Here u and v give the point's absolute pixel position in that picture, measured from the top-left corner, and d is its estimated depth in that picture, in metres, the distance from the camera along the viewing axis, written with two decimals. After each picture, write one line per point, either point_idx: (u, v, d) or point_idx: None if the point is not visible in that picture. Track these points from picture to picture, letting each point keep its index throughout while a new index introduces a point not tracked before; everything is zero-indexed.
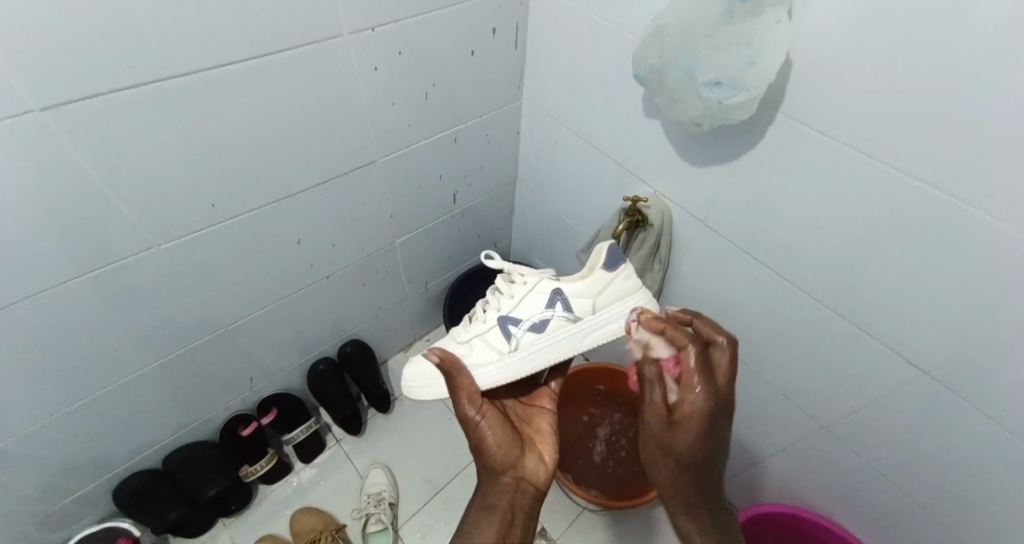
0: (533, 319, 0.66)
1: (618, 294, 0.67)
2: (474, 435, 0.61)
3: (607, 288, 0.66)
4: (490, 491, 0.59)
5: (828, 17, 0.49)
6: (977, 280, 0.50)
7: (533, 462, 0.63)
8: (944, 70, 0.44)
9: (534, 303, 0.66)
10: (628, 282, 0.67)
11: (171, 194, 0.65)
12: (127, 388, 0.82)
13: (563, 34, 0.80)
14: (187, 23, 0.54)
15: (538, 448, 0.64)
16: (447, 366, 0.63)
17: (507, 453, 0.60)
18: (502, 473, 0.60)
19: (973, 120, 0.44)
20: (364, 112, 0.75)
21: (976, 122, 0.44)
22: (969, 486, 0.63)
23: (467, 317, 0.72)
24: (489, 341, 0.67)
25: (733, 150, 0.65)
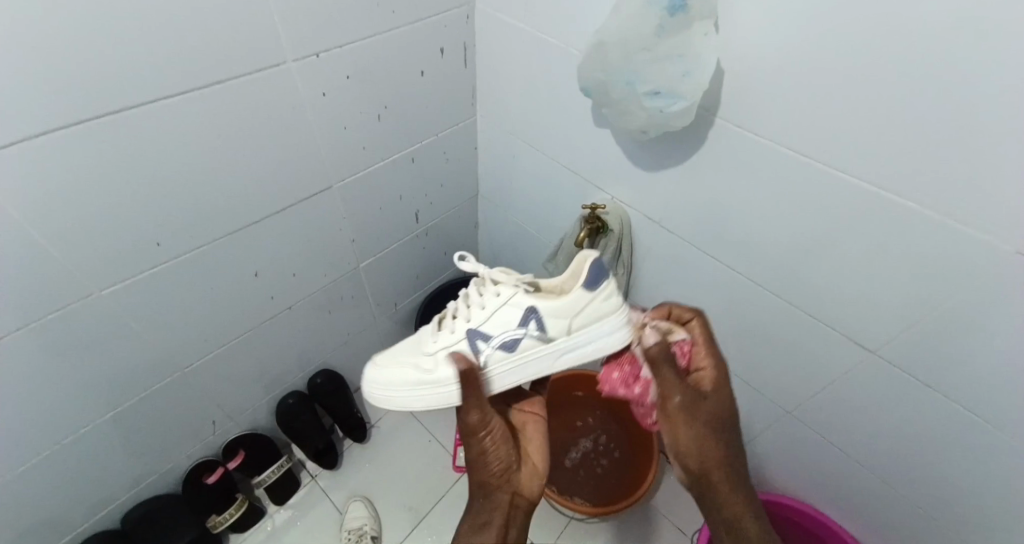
0: (504, 337, 0.62)
1: (596, 315, 0.62)
2: (476, 445, 0.58)
3: (586, 305, 0.61)
4: (484, 509, 0.57)
5: (752, 26, 0.52)
6: (915, 261, 0.53)
7: (524, 475, 0.60)
8: (864, 69, 0.47)
9: (505, 315, 0.62)
10: (607, 300, 0.61)
11: (117, 235, 0.63)
12: (81, 442, 0.78)
13: (509, 51, 0.82)
14: (124, 60, 0.53)
15: (531, 457, 0.62)
16: (468, 374, 0.58)
17: (504, 466, 0.58)
18: (496, 489, 0.58)
19: (893, 114, 0.48)
20: (316, 139, 0.75)
21: (897, 114, 0.47)
22: (930, 458, 0.66)
23: (439, 320, 0.69)
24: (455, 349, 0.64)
25: (679, 154, 0.68)
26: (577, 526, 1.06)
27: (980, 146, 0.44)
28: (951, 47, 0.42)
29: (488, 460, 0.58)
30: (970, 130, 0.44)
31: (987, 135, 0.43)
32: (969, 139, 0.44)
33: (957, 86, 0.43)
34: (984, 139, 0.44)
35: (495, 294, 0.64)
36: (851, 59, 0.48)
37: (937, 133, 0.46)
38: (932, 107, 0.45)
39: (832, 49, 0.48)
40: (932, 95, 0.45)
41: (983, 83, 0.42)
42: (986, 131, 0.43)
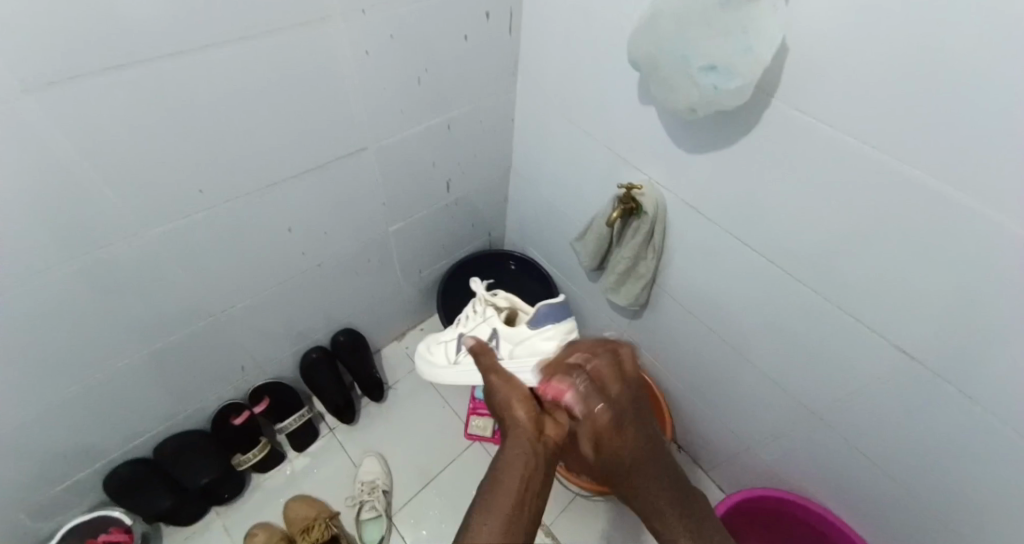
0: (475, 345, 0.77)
1: (534, 351, 0.70)
2: (499, 390, 0.59)
3: (527, 340, 0.71)
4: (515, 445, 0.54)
5: (818, 3, 0.49)
6: (963, 269, 0.51)
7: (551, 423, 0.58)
8: (944, 54, 0.44)
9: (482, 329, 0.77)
10: (544, 341, 0.69)
11: (160, 176, 0.64)
12: (117, 373, 0.81)
13: (557, 18, 0.79)
14: (175, 3, 0.52)
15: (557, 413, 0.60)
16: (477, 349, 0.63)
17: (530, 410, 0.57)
18: (522, 425, 0.56)
19: (969, 106, 0.44)
20: (356, 97, 0.74)
21: (963, 110, 0.44)
22: (953, 470, 0.64)
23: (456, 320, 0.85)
24: (456, 343, 0.80)
25: (724, 138, 0.66)
26: (582, 502, 1.08)
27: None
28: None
29: (512, 403, 0.58)
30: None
31: None
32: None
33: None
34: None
35: (486, 311, 0.79)
36: (931, 42, 0.44)
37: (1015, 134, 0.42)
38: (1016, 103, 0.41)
39: (902, 34, 0.45)
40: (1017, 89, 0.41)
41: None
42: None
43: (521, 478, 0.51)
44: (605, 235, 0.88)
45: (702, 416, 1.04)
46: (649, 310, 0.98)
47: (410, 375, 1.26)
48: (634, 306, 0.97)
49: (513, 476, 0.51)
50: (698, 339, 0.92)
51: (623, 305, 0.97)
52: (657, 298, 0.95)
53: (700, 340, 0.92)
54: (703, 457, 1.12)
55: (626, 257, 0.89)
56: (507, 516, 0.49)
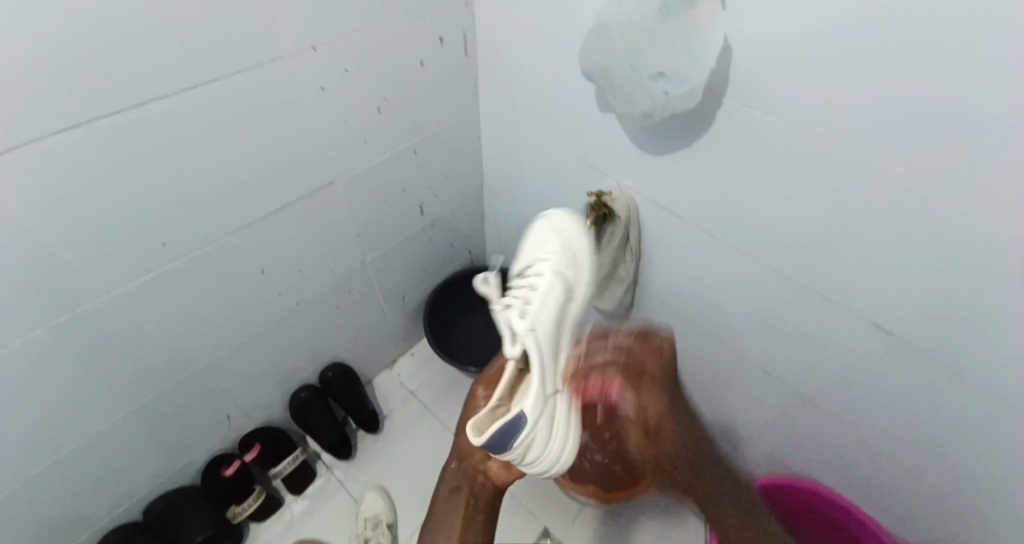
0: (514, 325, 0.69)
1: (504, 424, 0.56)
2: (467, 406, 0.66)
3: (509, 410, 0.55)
4: (450, 478, 0.64)
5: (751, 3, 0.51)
6: (925, 244, 0.52)
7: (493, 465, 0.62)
8: (885, 43, 0.45)
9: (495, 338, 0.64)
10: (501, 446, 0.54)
11: (125, 233, 0.63)
12: (99, 437, 0.78)
13: (510, 37, 0.80)
14: (122, 59, 0.52)
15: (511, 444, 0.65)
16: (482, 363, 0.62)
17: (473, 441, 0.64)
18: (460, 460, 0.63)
19: (917, 91, 0.45)
20: (318, 133, 0.74)
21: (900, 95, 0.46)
22: (946, 441, 0.65)
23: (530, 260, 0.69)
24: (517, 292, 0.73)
25: (685, 138, 0.67)
26: (588, 513, 1.07)
27: (1009, 128, 0.41)
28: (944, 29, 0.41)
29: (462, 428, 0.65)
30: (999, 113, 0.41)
31: (983, 114, 0.42)
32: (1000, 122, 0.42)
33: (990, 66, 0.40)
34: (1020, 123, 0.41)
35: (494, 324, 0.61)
36: (870, 33, 0.45)
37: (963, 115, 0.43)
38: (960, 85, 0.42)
39: (833, 30, 0.47)
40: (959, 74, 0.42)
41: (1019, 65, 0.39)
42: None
43: (462, 509, 0.60)
44: None
45: (700, 413, 1.04)
46: (635, 312, 0.99)
47: (404, 402, 1.25)
48: (618, 310, 0.97)
49: (454, 510, 0.61)
50: (685, 336, 0.92)
51: (608, 310, 0.98)
52: (640, 300, 0.96)
53: (687, 337, 0.92)
54: (705, 453, 1.12)
55: (605, 263, 0.89)
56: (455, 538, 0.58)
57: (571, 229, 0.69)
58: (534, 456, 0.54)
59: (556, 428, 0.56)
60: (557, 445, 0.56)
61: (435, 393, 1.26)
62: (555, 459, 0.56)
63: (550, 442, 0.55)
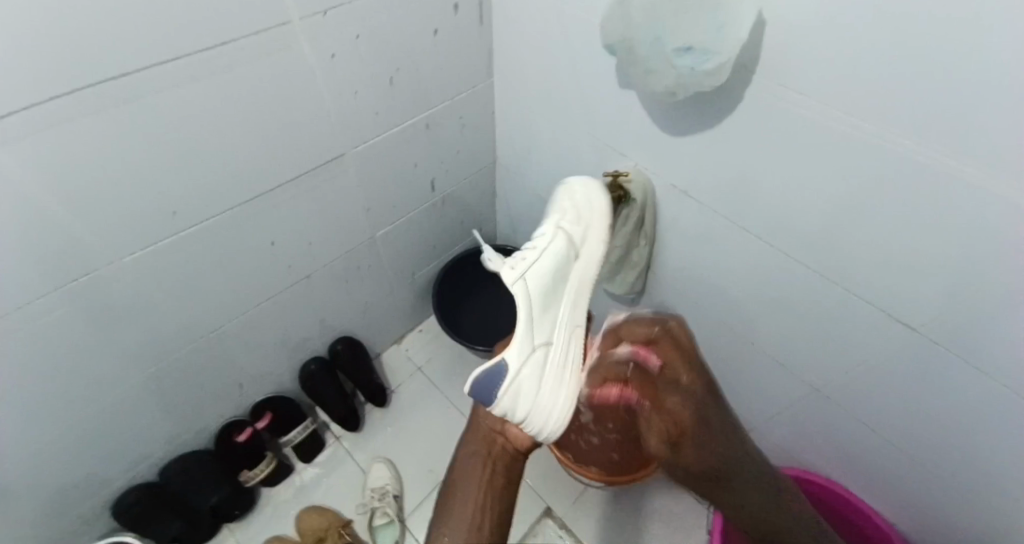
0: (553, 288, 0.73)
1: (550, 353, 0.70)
2: None
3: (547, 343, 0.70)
4: (471, 442, 0.63)
5: None
6: (959, 238, 0.49)
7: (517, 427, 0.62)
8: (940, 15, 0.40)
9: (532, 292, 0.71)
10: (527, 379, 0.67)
11: (132, 203, 0.62)
12: (110, 404, 0.79)
13: (527, 7, 0.77)
14: (124, 25, 0.50)
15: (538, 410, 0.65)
16: None
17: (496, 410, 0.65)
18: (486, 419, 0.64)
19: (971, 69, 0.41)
20: (326, 103, 0.72)
21: (941, 79, 0.43)
22: (964, 440, 0.63)
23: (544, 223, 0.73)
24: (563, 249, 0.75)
25: (707, 117, 0.64)
26: (592, 493, 1.08)
27: None
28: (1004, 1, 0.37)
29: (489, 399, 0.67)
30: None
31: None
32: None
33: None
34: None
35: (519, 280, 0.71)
36: (915, 8, 0.41)
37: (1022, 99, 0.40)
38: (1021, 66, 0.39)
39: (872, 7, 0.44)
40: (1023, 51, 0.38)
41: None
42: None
43: (478, 474, 0.58)
44: None
45: None
46: (646, 295, 0.97)
47: (412, 377, 1.25)
48: (630, 294, 0.96)
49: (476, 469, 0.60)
50: (698, 322, 0.90)
51: (619, 293, 0.96)
52: (652, 283, 0.94)
53: (699, 323, 0.90)
54: None
55: (618, 246, 0.86)
56: (469, 525, 0.54)
57: (587, 198, 0.74)
58: (524, 411, 0.59)
59: (545, 379, 0.61)
60: (545, 399, 0.59)
61: (443, 369, 1.27)
62: (545, 414, 0.59)
63: (537, 396, 0.59)
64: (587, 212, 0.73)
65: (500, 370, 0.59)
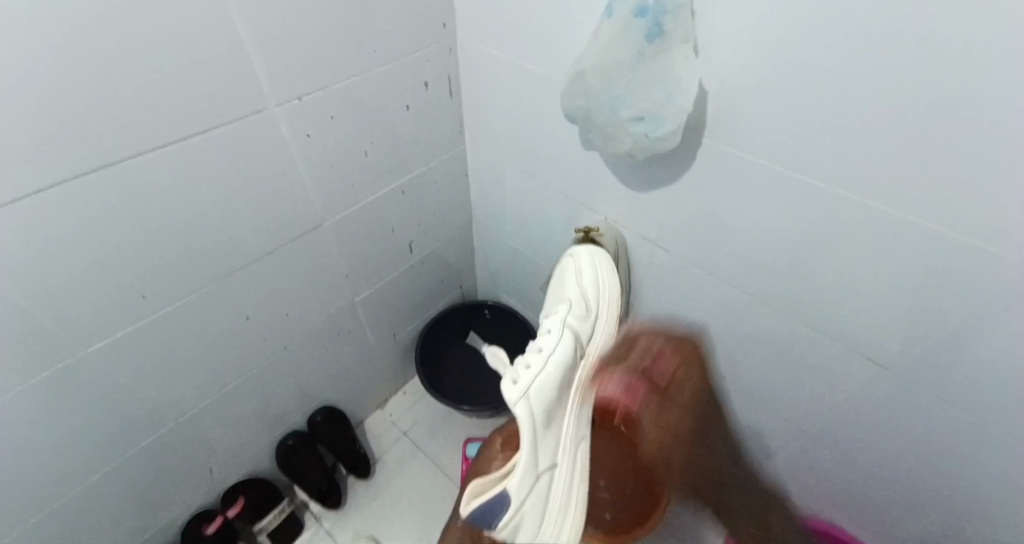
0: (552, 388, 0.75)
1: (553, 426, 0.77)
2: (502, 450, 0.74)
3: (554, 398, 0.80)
4: None
5: (719, 54, 0.53)
6: (911, 274, 0.53)
7: None
8: (869, 72, 0.45)
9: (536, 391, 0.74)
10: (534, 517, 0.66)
11: (107, 285, 0.62)
12: (77, 496, 0.76)
13: (494, 81, 0.82)
14: (105, 118, 0.53)
15: None
16: None
17: None
18: None
19: (901, 120, 0.45)
20: (304, 177, 0.75)
21: (871, 134, 0.48)
22: (948, 467, 0.64)
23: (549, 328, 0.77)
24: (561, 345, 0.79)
25: (668, 173, 0.68)
26: None
27: (988, 156, 0.43)
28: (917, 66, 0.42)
29: None
30: (984, 141, 0.42)
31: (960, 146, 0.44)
32: (989, 151, 0.42)
33: (982, 94, 0.40)
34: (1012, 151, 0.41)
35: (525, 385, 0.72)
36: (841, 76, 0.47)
37: (951, 143, 0.44)
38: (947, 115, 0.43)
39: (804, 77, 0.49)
40: (945, 103, 0.42)
41: (1010, 93, 0.39)
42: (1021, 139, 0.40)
43: None
44: None
45: None
46: None
47: (397, 443, 1.22)
48: None
49: None
50: None
51: None
52: None
53: None
54: None
55: None
56: None
57: (596, 281, 0.80)
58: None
59: (545, 523, 0.62)
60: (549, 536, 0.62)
61: (429, 432, 1.24)
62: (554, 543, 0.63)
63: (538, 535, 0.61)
64: (594, 304, 0.79)
65: (500, 502, 0.60)
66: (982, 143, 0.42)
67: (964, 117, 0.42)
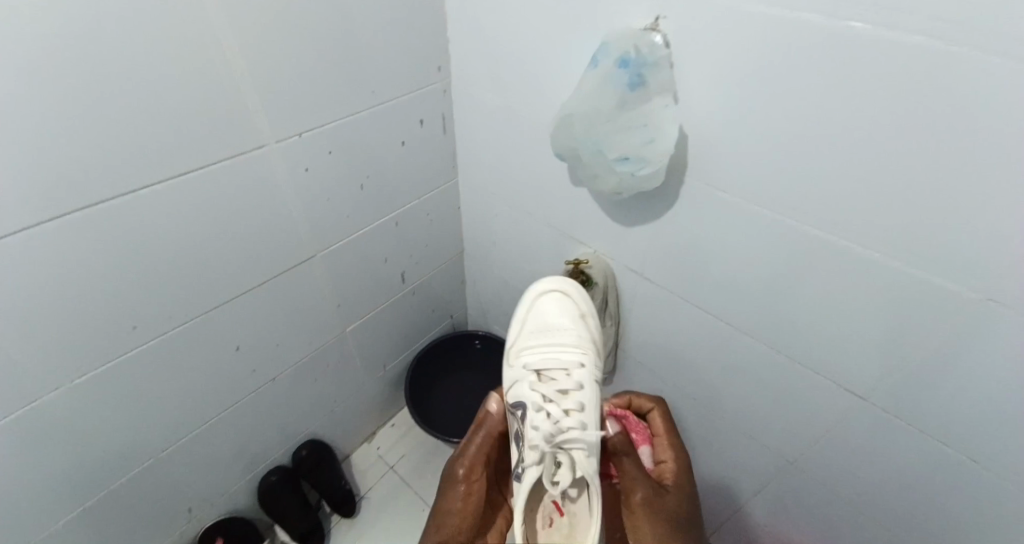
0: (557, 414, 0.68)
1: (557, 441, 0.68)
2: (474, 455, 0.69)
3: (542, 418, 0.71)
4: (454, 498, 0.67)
5: (697, 100, 0.57)
6: (885, 308, 0.55)
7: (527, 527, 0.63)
8: (838, 119, 0.48)
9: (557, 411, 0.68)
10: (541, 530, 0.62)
11: (96, 316, 0.63)
12: (50, 533, 0.74)
13: (484, 120, 0.85)
14: (105, 154, 0.54)
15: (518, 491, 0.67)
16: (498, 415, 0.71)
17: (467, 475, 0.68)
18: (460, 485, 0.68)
19: (869, 163, 0.48)
20: (299, 210, 0.76)
21: (839, 177, 0.51)
22: (931, 506, 0.65)
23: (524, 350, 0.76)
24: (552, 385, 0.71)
25: (652, 210, 0.70)
26: None
27: (949, 198, 0.45)
28: (883, 115, 0.46)
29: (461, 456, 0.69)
30: (945, 181, 0.45)
31: (924, 188, 0.46)
32: (949, 191, 0.45)
33: (939, 140, 0.44)
34: (970, 193, 0.44)
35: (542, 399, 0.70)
36: (811, 121, 0.50)
37: (915, 185, 0.47)
38: (910, 158, 0.46)
39: (777, 122, 0.52)
40: (906, 147, 0.46)
41: (964, 139, 0.43)
42: (977, 182, 0.43)
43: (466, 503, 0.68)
44: None
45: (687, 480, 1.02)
46: (617, 376, 0.99)
47: (384, 477, 1.20)
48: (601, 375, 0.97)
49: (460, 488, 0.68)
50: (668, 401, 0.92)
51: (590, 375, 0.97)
52: (621, 364, 0.96)
53: (670, 402, 0.92)
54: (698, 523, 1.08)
55: None
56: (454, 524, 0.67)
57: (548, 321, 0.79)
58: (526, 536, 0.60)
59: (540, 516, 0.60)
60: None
61: (415, 467, 1.22)
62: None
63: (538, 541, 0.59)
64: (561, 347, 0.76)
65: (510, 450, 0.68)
66: (947, 184, 0.45)
67: (927, 158, 0.45)
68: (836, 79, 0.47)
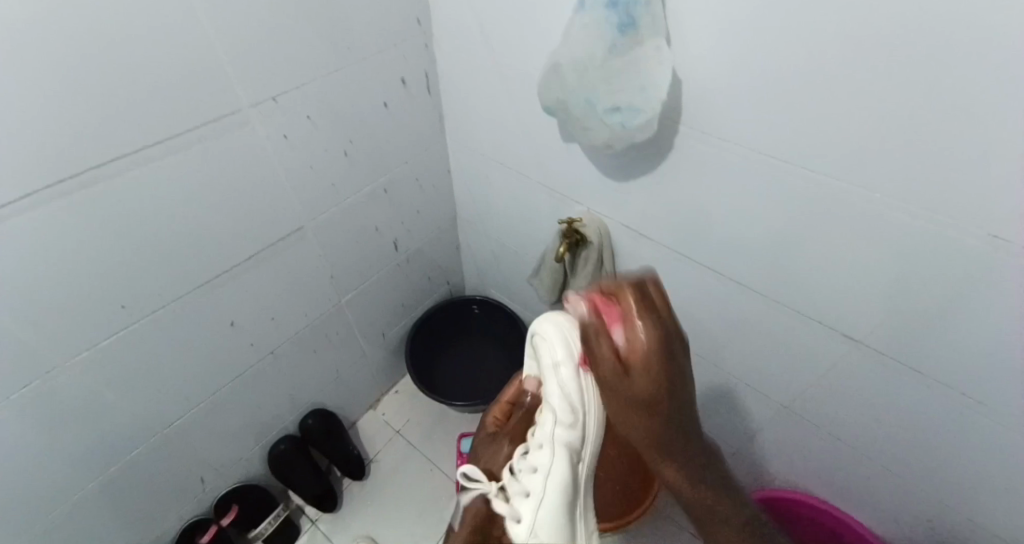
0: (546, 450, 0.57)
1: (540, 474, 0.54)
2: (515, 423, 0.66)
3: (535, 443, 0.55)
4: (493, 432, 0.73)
5: (692, 43, 0.54)
6: (884, 251, 0.54)
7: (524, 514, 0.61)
8: (836, 56, 0.46)
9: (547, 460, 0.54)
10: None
11: (85, 298, 0.61)
12: (62, 513, 0.74)
13: (469, 77, 0.82)
14: (74, 129, 0.52)
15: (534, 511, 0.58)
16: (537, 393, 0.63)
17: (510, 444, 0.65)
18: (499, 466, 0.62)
19: (870, 101, 0.46)
20: (284, 179, 0.74)
21: (838, 117, 0.49)
22: (928, 442, 0.66)
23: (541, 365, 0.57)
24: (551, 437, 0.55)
25: (645, 163, 0.69)
26: None
27: (953, 134, 0.44)
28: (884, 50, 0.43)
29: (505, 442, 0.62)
30: (946, 119, 0.43)
31: (926, 125, 0.45)
32: (948, 130, 0.44)
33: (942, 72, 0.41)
34: (976, 126, 0.42)
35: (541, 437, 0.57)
36: (809, 60, 0.48)
37: (917, 122, 0.45)
38: (909, 95, 0.44)
39: (774, 62, 0.50)
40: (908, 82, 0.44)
41: (969, 69, 0.40)
42: (984, 116, 0.41)
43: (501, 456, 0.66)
44: (558, 270, 0.89)
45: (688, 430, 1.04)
46: None
47: (391, 442, 1.22)
48: None
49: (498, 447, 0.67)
50: None
51: None
52: None
53: None
54: None
55: (583, 286, 0.89)
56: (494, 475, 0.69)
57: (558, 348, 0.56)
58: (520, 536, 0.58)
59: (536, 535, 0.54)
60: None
61: (421, 430, 1.24)
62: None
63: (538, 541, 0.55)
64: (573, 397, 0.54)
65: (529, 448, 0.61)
66: (951, 119, 0.43)
67: (930, 92, 0.43)
68: (836, 10, 0.44)
